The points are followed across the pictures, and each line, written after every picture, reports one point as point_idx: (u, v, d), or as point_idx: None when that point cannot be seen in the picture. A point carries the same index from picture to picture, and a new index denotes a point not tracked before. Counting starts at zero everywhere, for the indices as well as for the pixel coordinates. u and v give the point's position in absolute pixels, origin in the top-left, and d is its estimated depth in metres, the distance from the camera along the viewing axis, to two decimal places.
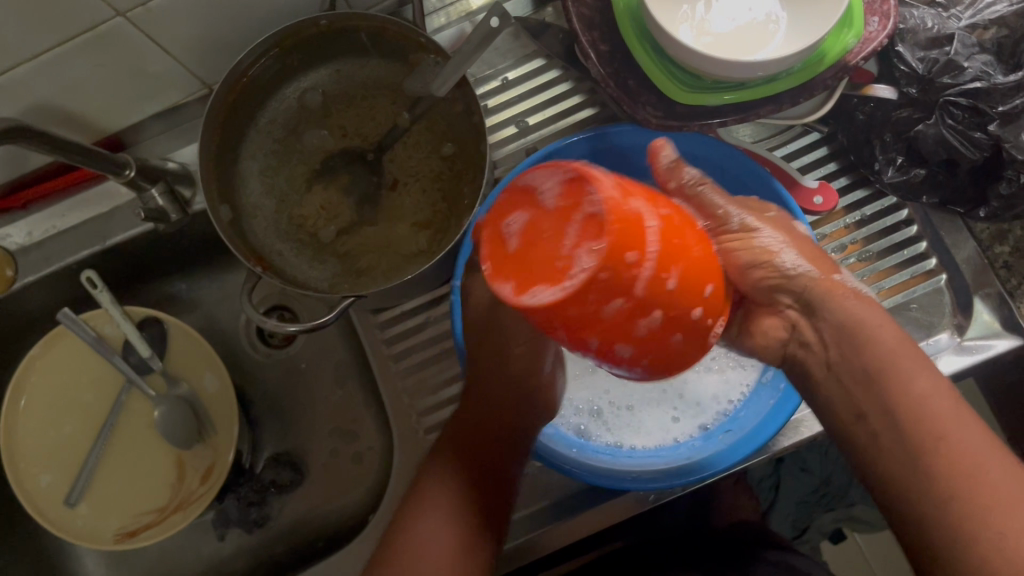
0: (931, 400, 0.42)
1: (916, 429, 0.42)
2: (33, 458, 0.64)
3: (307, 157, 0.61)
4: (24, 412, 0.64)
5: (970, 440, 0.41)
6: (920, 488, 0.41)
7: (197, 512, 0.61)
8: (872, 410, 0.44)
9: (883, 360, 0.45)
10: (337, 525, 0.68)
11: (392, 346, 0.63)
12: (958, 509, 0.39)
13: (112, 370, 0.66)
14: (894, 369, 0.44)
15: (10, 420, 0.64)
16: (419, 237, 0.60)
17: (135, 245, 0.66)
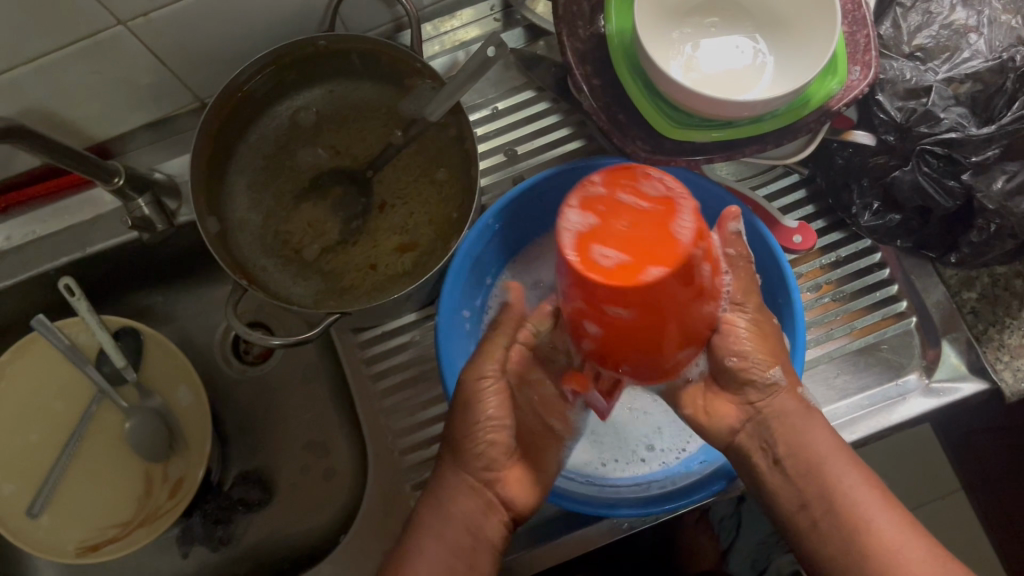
0: (848, 474, 0.46)
1: (868, 546, 0.44)
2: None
3: (297, 174, 0.61)
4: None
5: (877, 502, 0.45)
6: (858, 555, 0.44)
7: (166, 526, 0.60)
8: (813, 502, 0.47)
9: (820, 464, 0.47)
10: (304, 545, 0.68)
11: (372, 366, 0.63)
12: (840, 516, 0.45)
13: (81, 379, 0.65)
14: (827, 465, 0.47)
15: None
16: (404, 258, 0.60)
17: (114, 255, 0.65)
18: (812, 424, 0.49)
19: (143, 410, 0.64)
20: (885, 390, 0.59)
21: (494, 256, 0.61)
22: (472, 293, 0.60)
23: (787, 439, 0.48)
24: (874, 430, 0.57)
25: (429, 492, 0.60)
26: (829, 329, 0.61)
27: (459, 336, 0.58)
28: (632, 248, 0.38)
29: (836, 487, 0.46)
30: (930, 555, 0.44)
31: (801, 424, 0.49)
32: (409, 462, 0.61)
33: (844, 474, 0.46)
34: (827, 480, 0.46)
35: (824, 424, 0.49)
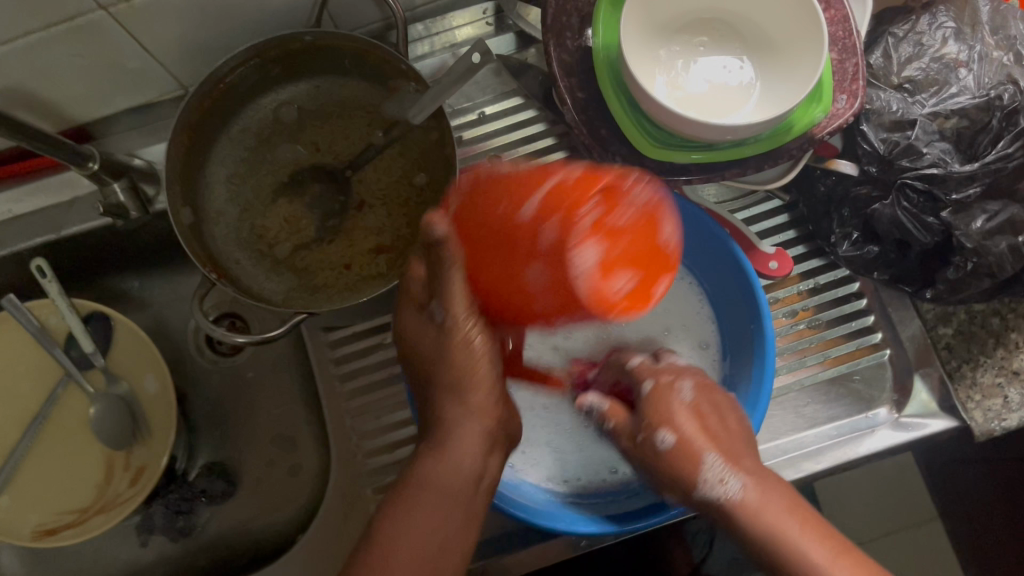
0: (796, 530, 0.44)
1: None
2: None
3: (277, 169, 0.61)
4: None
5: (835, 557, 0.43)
6: None
7: (122, 515, 0.60)
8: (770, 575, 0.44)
9: (775, 535, 0.44)
10: (265, 540, 0.67)
11: (341, 366, 0.63)
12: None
13: (49, 362, 0.65)
14: (780, 533, 0.44)
15: None
16: (380, 260, 0.60)
17: (89, 239, 0.65)
18: (760, 500, 0.45)
19: (109, 396, 0.64)
20: (855, 421, 0.58)
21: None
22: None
23: (744, 526, 0.45)
24: (841, 461, 0.56)
25: (390, 496, 0.59)
26: (803, 356, 0.60)
27: None
28: (626, 265, 0.47)
29: (785, 546, 0.44)
30: None
31: (752, 507, 0.45)
32: (372, 465, 0.60)
33: (810, 545, 0.43)
34: (786, 549, 0.44)
35: (776, 491, 0.46)
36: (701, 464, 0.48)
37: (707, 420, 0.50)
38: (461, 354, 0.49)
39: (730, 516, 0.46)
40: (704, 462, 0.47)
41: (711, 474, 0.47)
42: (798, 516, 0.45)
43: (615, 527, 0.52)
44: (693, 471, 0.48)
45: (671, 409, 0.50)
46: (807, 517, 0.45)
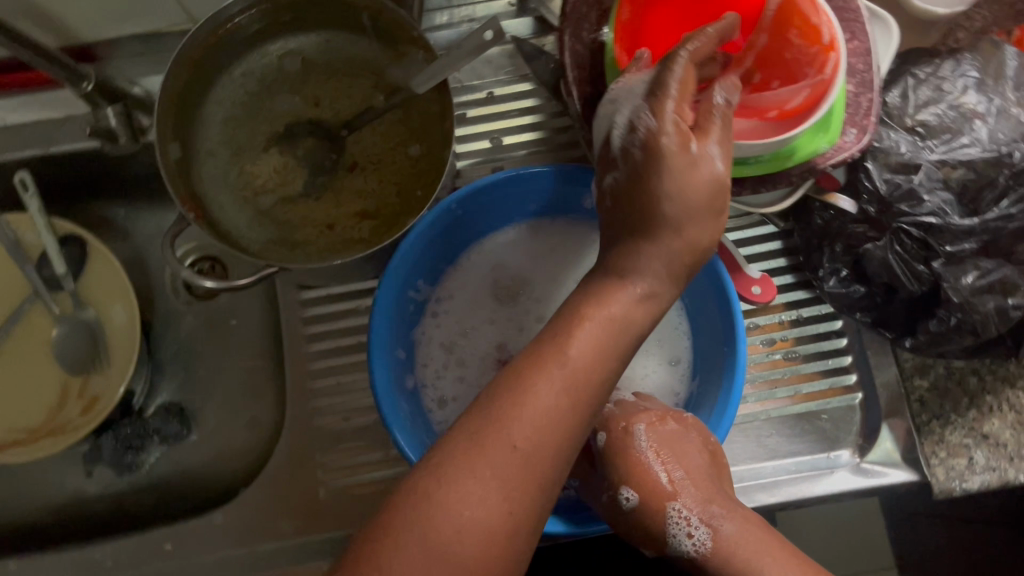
0: (770, 562, 0.46)
1: None
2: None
3: (274, 118, 0.60)
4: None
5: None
6: None
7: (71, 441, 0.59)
8: None
9: (749, 563, 0.46)
10: (212, 487, 0.67)
11: (310, 326, 0.61)
12: None
13: (19, 277, 0.64)
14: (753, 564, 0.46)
15: None
16: (362, 225, 0.58)
17: (79, 161, 0.64)
18: (739, 528, 0.47)
19: (74, 322, 0.63)
20: (814, 459, 0.57)
21: (453, 240, 0.59)
22: (426, 270, 0.58)
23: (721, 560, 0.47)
24: (794, 497, 0.56)
25: (338, 463, 0.59)
26: (774, 387, 0.59)
27: (399, 317, 0.56)
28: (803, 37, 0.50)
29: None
30: None
31: (728, 543, 0.47)
32: (325, 430, 0.59)
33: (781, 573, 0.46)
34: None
35: (758, 524, 0.48)
36: (667, 520, 0.49)
37: (670, 447, 0.50)
38: (703, 187, 0.43)
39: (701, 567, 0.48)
40: (670, 514, 0.49)
41: (678, 528, 0.48)
42: (763, 551, 0.47)
43: (569, 529, 0.48)
44: (660, 525, 0.49)
45: (635, 461, 0.51)
46: (783, 545, 0.47)
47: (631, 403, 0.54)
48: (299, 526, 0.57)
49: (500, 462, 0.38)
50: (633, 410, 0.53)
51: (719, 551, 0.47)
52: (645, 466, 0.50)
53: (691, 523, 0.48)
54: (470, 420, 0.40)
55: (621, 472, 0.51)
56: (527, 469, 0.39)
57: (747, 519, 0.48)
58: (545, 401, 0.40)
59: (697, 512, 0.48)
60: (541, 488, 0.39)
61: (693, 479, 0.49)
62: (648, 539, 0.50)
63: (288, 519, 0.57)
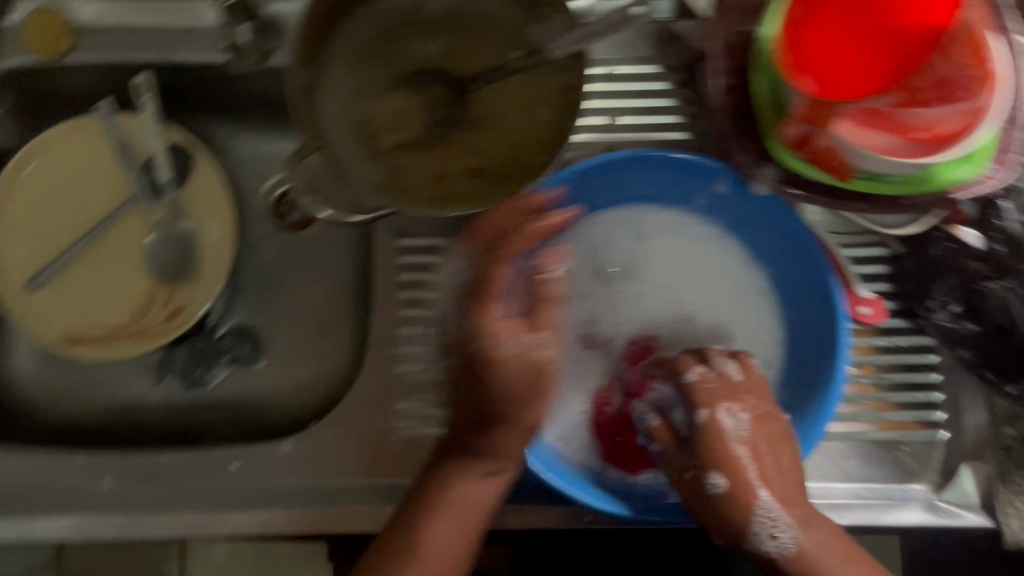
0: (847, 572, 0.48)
1: None
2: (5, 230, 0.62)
3: (400, 62, 0.59)
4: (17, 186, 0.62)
5: None
6: None
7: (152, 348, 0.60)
8: None
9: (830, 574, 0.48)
10: (272, 416, 0.68)
11: (401, 273, 0.61)
12: None
13: (117, 176, 0.63)
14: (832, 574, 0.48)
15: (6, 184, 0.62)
16: (471, 182, 0.57)
17: (196, 73, 0.63)
18: (824, 538, 0.48)
19: (167, 233, 0.63)
20: (888, 489, 0.56)
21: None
22: (528, 237, 0.56)
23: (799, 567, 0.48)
24: (863, 522, 0.55)
25: (410, 410, 0.59)
26: (857, 410, 0.58)
27: None
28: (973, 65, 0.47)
29: None
30: None
31: (811, 554, 0.48)
32: (402, 378, 0.59)
33: None
34: None
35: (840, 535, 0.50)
36: (754, 514, 0.49)
37: (766, 440, 0.50)
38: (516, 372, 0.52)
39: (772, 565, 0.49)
40: (758, 511, 0.49)
41: (763, 527, 0.49)
42: (846, 568, 0.48)
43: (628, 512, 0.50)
44: (746, 517, 0.49)
45: (729, 449, 0.51)
46: (861, 559, 0.49)
47: (726, 381, 0.52)
48: (364, 468, 0.58)
49: (456, 516, 0.52)
50: (724, 389, 0.52)
51: (802, 559, 0.48)
52: (735, 455, 0.50)
53: (774, 520, 0.49)
54: (424, 487, 0.52)
55: (707, 456, 0.51)
56: (464, 526, 0.52)
57: (833, 530, 0.50)
58: (432, 536, 0.51)
59: (781, 512, 0.49)
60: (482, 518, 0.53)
61: (783, 476, 0.50)
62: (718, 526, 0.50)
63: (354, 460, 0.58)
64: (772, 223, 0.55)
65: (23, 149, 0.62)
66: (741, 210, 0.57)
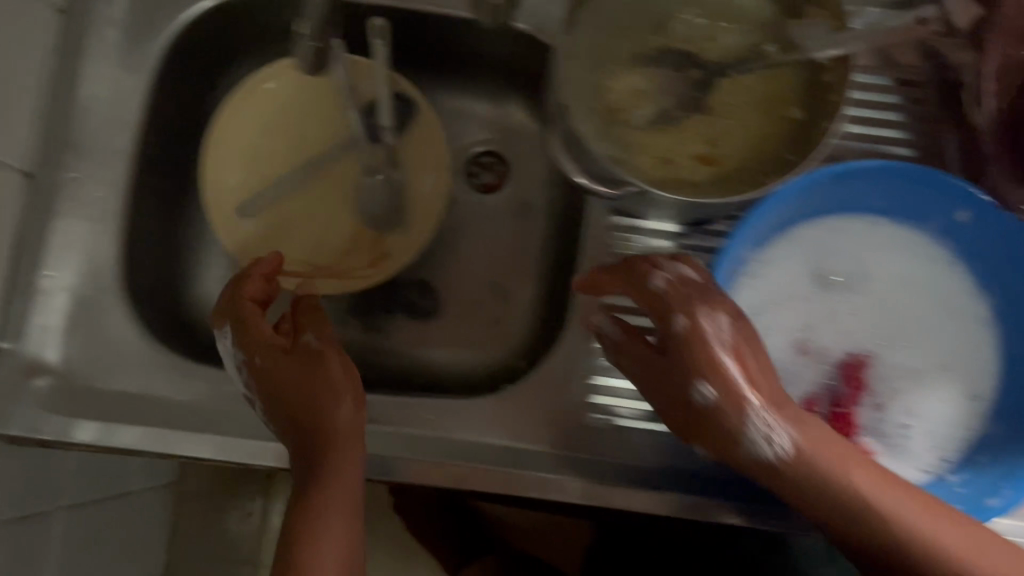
0: (891, 499, 0.43)
1: None
2: (220, 151, 0.62)
3: (644, 39, 0.59)
4: (239, 111, 0.63)
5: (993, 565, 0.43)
6: None
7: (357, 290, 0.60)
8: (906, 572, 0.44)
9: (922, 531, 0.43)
10: (440, 370, 0.68)
11: (610, 251, 0.61)
12: None
13: (337, 115, 0.64)
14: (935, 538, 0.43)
15: (229, 111, 0.62)
16: (701, 168, 0.58)
17: (427, 23, 0.63)
18: (841, 453, 0.44)
19: (377, 179, 0.63)
20: None
21: (799, 212, 0.56)
22: (764, 232, 0.55)
23: (830, 490, 0.44)
24: None
25: (605, 386, 0.59)
26: None
27: (731, 272, 0.54)
28: None
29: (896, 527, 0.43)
30: (973, 542, 0.44)
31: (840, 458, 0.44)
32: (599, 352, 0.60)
33: (898, 503, 0.43)
34: (887, 518, 0.43)
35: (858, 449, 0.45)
36: (747, 416, 0.44)
37: (745, 342, 0.46)
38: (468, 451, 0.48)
39: (787, 491, 0.45)
40: (749, 417, 0.44)
41: (756, 428, 0.44)
42: (884, 509, 0.43)
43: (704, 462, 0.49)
44: (736, 424, 0.45)
45: (710, 347, 0.45)
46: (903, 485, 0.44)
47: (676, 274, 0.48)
48: (553, 436, 0.58)
49: (340, 493, 0.47)
50: (689, 292, 0.47)
51: (811, 468, 0.44)
52: (720, 361, 0.44)
53: (776, 437, 0.44)
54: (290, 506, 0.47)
55: (698, 365, 0.45)
56: (353, 491, 0.48)
57: (920, 504, 0.44)
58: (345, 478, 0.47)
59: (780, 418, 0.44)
60: (355, 521, 0.47)
61: (765, 377, 0.45)
62: (730, 452, 0.46)
63: (542, 425, 0.59)
64: (1011, 253, 0.54)
65: (251, 78, 0.63)
66: (981, 240, 0.55)
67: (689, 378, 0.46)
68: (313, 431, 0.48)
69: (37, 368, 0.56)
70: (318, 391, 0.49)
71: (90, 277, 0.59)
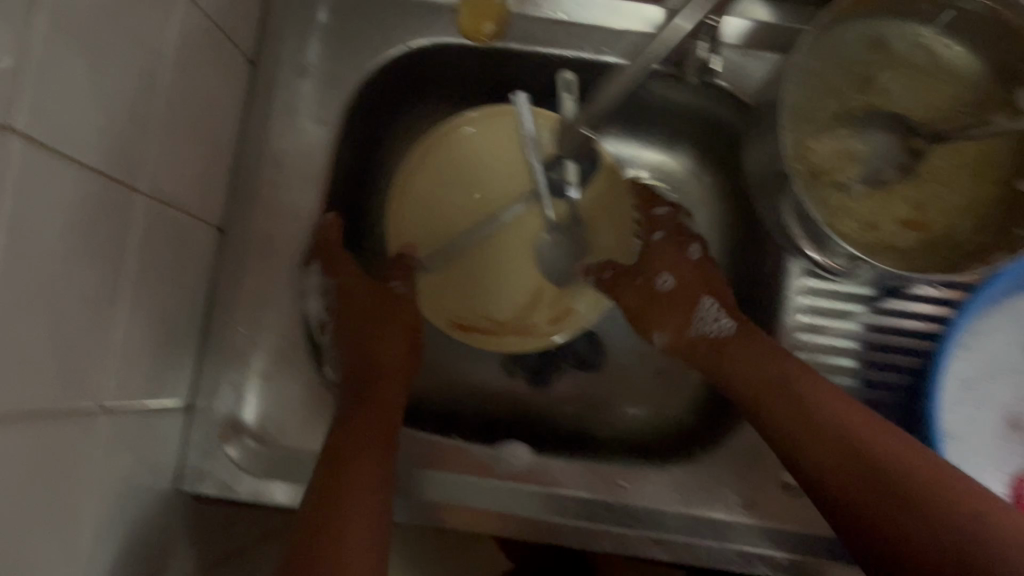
0: (892, 442, 0.48)
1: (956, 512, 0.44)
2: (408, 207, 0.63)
3: (849, 97, 0.57)
4: (424, 164, 0.63)
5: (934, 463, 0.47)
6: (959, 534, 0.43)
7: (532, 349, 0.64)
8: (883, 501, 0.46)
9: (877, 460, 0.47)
10: (609, 421, 0.68)
11: (805, 316, 0.60)
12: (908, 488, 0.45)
13: (519, 164, 0.64)
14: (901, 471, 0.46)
15: (413, 164, 0.63)
16: (907, 234, 0.57)
17: (611, 73, 0.63)
18: (842, 407, 0.50)
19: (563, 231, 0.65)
20: None
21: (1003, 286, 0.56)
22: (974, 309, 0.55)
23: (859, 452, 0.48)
24: None
25: None
26: None
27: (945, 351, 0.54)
28: None
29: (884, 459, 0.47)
30: (930, 466, 0.46)
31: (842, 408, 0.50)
32: None
33: (890, 446, 0.47)
34: (874, 454, 0.47)
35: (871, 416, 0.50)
36: (697, 307, 0.60)
37: (703, 287, 0.61)
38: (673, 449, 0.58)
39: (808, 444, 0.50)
40: (704, 305, 0.59)
41: (708, 313, 0.59)
42: (964, 513, 0.43)
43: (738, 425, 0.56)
44: (693, 312, 0.60)
45: (683, 261, 0.62)
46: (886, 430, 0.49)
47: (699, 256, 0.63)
48: (746, 504, 0.57)
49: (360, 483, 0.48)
50: (669, 250, 0.63)
51: (840, 420, 0.49)
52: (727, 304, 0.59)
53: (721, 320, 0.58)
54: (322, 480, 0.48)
55: (696, 286, 0.61)
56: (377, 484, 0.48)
57: (972, 496, 0.44)
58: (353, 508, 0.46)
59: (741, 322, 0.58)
60: (366, 486, 0.48)
61: (726, 296, 0.60)
62: (673, 327, 0.61)
63: (736, 492, 0.58)
64: None
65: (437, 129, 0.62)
66: None
67: (686, 309, 0.60)
68: (371, 403, 0.53)
69: (233, 431, 0.56)
70: (375, 355, 0.57)
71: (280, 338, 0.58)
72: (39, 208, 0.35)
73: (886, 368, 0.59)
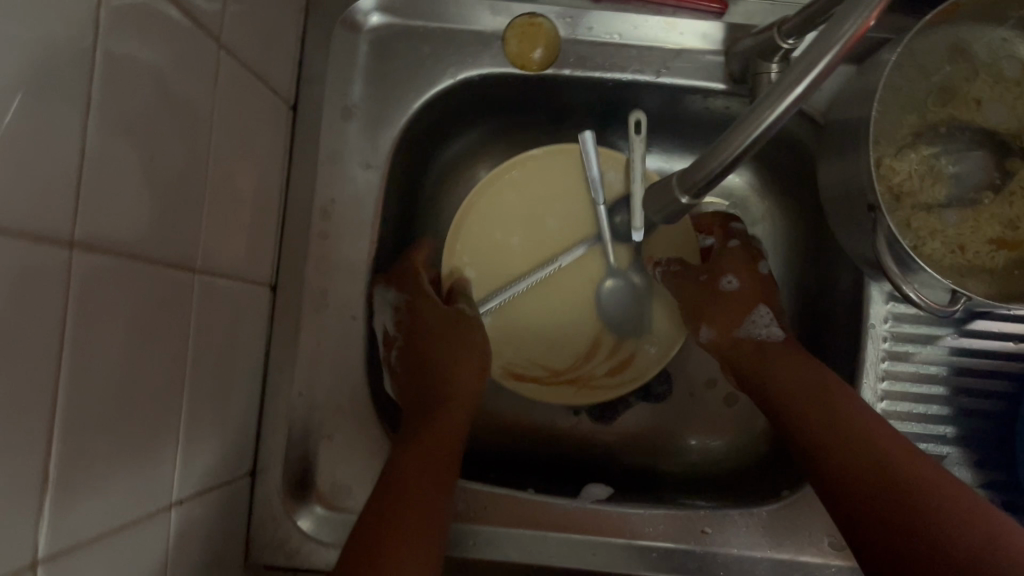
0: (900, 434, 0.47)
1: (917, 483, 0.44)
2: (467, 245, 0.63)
3: (931, 113, 0.54)
4: (486, 204, 0.63)
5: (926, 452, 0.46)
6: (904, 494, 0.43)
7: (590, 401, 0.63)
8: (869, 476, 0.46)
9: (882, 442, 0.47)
10: (679, 455, 0.66)
11: (892, 345, 0.56)
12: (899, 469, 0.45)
13: (586, 214, 0.64)
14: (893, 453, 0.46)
15: (477, 200, 0.63)
16: (998, 255, 0.53)
17: (667, 94, 0.60)
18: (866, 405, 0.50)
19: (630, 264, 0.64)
20: None
21: None
22: None
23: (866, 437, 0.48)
24: None
25: None
26: None
27: None
28: None
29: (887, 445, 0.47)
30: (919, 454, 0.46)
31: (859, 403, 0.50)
32: None
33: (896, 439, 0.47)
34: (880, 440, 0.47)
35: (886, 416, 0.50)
36: (752, 312, 0.61)
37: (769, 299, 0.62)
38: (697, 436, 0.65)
39: (818, 414, 0.50)
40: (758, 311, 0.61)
41: (760, 319, 0.60)
42: (954, 487, 0.43)
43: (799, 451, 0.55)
44: (744, 313, 0.61)
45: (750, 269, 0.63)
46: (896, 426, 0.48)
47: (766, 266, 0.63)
48: (836, 544, 0.55)
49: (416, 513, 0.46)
50: (737, 257, 0.63)
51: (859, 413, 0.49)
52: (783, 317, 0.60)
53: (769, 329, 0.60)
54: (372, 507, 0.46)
55: (755, 296, 0.62)
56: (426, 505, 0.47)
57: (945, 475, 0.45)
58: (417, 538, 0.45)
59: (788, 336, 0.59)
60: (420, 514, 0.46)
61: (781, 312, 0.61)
62: (723, 327, 0.62)
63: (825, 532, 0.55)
64: None
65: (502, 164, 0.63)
66: None
67: (739, 311, 0.61)
68: (439, 420, 0.54)
69: (302, 500, 0.55)
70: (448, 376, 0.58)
71: (342, 399, 0.56)
72: (77, 328, 0.33)
73: (973, 393, 0.57)
